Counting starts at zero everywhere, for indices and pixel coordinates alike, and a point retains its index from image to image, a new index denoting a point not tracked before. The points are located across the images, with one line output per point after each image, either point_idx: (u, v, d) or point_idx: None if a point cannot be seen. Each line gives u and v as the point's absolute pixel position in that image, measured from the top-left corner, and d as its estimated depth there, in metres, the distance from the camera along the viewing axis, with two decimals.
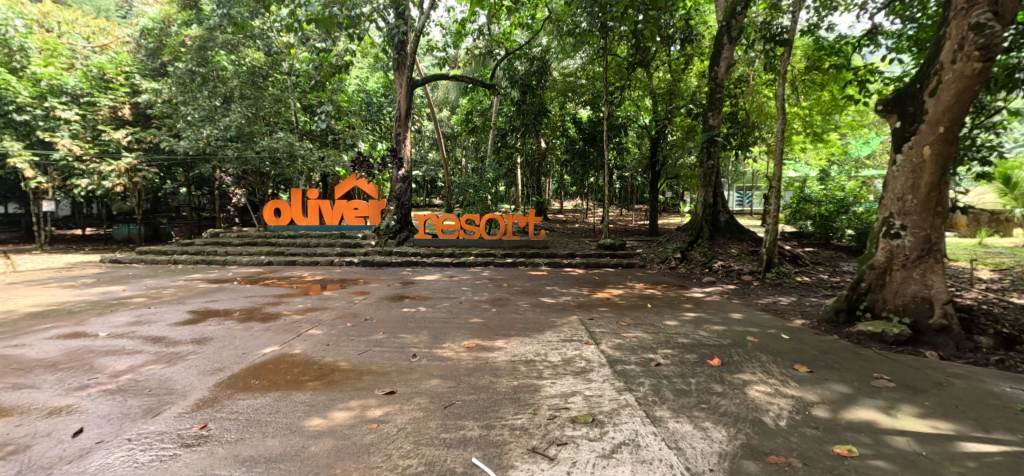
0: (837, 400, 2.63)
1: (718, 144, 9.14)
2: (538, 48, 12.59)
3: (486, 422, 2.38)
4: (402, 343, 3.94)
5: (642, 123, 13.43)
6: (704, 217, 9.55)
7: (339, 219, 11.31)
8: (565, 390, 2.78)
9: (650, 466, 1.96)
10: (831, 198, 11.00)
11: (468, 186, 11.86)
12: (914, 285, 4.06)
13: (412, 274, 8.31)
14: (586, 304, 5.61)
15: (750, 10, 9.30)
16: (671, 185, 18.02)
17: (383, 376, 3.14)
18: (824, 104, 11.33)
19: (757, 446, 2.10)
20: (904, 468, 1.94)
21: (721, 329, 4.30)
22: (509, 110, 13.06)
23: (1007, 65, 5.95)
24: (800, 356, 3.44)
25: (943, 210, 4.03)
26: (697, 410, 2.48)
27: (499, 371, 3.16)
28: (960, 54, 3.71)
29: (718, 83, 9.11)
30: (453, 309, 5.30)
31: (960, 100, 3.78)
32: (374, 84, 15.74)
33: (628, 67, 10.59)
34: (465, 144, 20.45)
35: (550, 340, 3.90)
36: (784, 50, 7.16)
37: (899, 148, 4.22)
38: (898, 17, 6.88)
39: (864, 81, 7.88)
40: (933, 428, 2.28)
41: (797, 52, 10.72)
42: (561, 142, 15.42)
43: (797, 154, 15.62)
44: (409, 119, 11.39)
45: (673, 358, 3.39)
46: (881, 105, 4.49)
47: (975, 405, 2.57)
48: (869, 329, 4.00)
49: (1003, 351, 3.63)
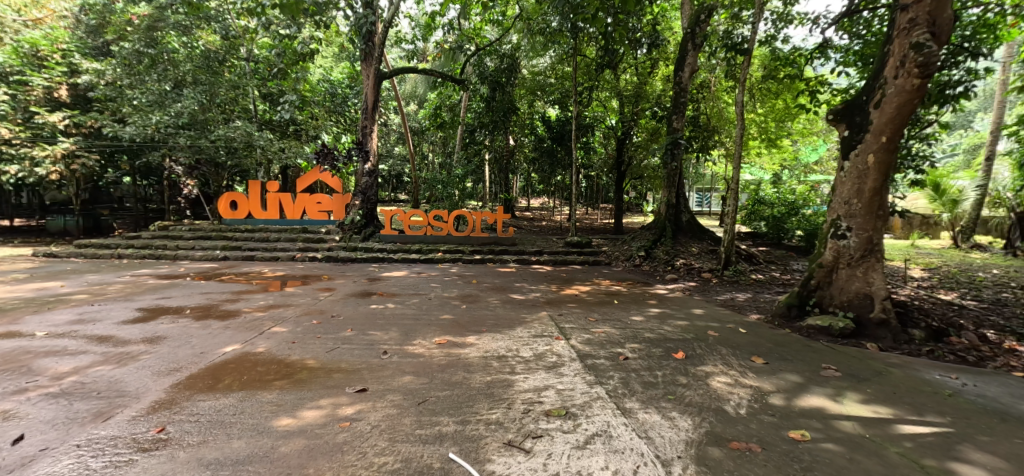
0: (790, 389, 2.81)
1: (681, 146, 9.48)
2: (508, 45, 12.62)
3: (461, 418, 2.40)
4: (372, 340, 3.89)
5: (608, 124, 13.77)
6: (667, 217, 9.90)
7: (301, 213, 11.00)
8: (538, 384, 2.84)
9: (622, 456, 2.04)
10: (783, 201, 11.65)
11: (437, 182, 11.75)
12: (857, 282, 4.38)
13: (379, 270, 8.19)
14: (555, 300, 5.71)
15: (713, 19, 9.67)
16: (635, 185, 18.52)
17: (353, 374, 3.09)
18: (778, 112, 11.94)
19: (720, 433, 2.23)
20: (850, 449, 2.10)
21: (683, 324, 4.48)
22: (479, 106, 13.14)
23: (940, 82, 6.66)
24: (757, 349, 3.65)
25: (885, 213, 4.34)
26: (664, 401, 2.59)
27: (472, 366, 3.18)
28: (902, 70, 4.01)
29: (682, 88, 9.41)
30: (422, 306, 5.26)
31: (901, 112, 4.06)
32: (338, 74, 15.35)
33: (597, 68, 10.81)
34: (433, 139, 20.25)
35: (521, 336, 3.96)
36: (744, 58, 7.45)
37: (846, 155, 4.51)
38: (847, 33, 7.40)
39: (815, 91, 8.32)
40: (874, 412, 2.49)
41: (755, 61, 11.35)
42: (529, 140, 15.54)
43: (753, 159, 16.44)
44: (377, 112, 11.06)
45: (640, 352, 3.52)
46: (830, 115, 4.77)
47: (912, 392, 2.80)
48: (818, 323, 4.29)
49: (933, 343, 3.99)
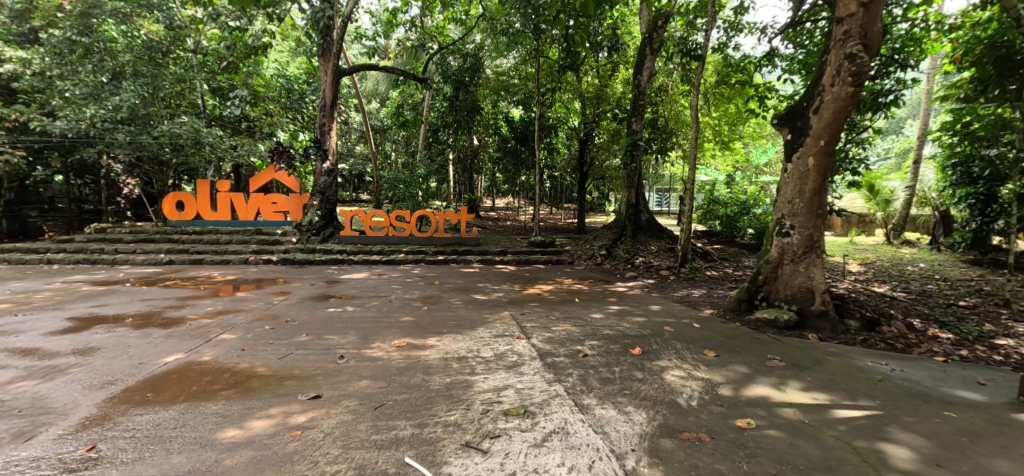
0: (739, 379, 2.94)
1: (640, 147, 9.75)
2: (471, 44, 12.57)
3: (419, 421, 2.36)
4: (328, 344, 3.77)
5: (571, 125, 13.95)
6: (627, 217, 10.15)
7: (255, 213, 10.55)
8: (497, 384, 2.83)
9: (578, 451, 2.06)
10: (736, 201, 12.20)
11: (399, 182, 11.48)
12: (800, 277, 4.65)
13: (338, 272, 7.96)
14: (518, 300, 5.73)
15: (670, 25, 9.99)
16: (597, 185, 18.88)
17: (307, 380, 2.99)
18: (730, 116, 12.45)
19: (672, 425, 2.30)
20: (791, 435, 2.21)
21: (641, 320, 4.60)
22: (442, 105, 13.24)
23: (874, 90, 7.18)
24: (710, 342, 3.80)
25: (824, 212, 4.62)
26: (621, 396, 2.65)
27: (431, 368, 3.13)
28: (838, 78, 4.27)
29: (641, 91, 9.66)
30: (382, 309, 5.15)
31: (838, 118, 4.33)
32: (295, 69, 14.81)
33: (559, 69, 10.93)
34: (395, 138, 19.89)
35: (482, 336, 3.95)
36: (698, 64, 7.74)
37: (789, 158, 4.77)
38: (791, 43, 7.83)
39: (763, 97, 8.77)
40: (814, 399, 2.65)
41: (709, 67, 11.85)
42: (493, 139, 15.52)
43: (709, 160, 17.12)
44: (336, 109, 10.72)
45: (599, 348, 3.58)
46: (775, 119, 5.02)
47: (848, 379, 3.00)
48: (765, 315, 4.53)
49: (866, 332, 4.29)
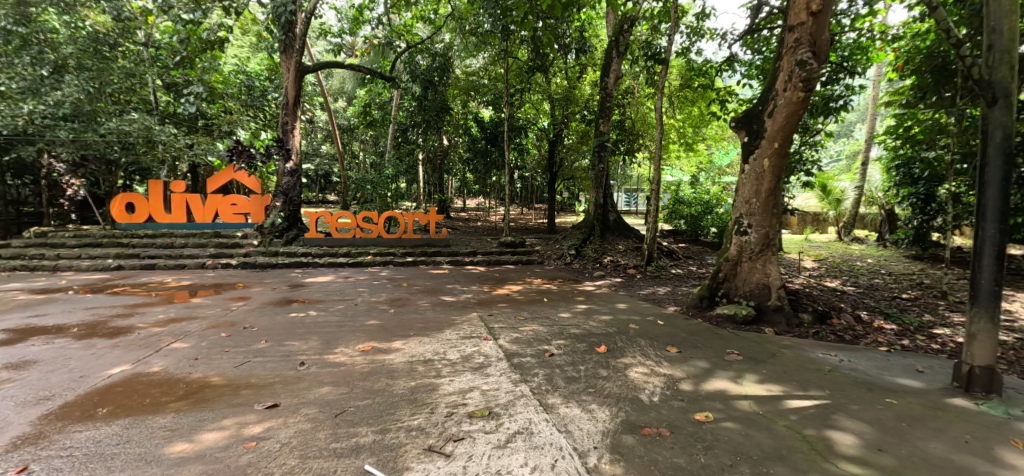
0: (698, 374, 3.03)
1: (608, 149, 9.93)
2: (440, 44, 12.46)
3: (381, 427, 2.31)
4: (288, 351, 3.64)
5: (541, 126, 14.03)
6: (595, 217, 10.30)
7: (213, 216, 10.07)
8: (463, 386, 2.81)
9: (541, 451, 2.07)
10: (699, 200, 12.58)
11: (366, 182, 11.21)
12: (757, 274, 4.83)
13: (302, 275, 7.72)
14: (486, 301, 5.72)
15: (635, 29, 10.21)
16: (567, 185, 19.07)
17: (265, 389, 2.88)
18: (694, 118, 12.84)
19: (634, 421, 2.34)
20: (746, 426, 2.29)
21: (607, 319, 4.67)
22: (411, 105, 13.03)
23: (824, 96, 7.49)
24: (672, 339, 3.89)
25: (779, 211, 4.82)
26: (585, 394, 2.68)
27: (396, 372, 3.08)
28: (790, 84, 4.45)
29: (608, 93, 9.80)
30: (347, 312, 5.03)
31: (790, 122, 4.52)
32: (255, 65, 14.27)
33: (528, 70, 10.97)
34: (363, 137, 19.49)
35: (449, 338, 3.91)
36: (663, 67, 7.93)
37: (746, 159, 4.96)
38: (749, 49, 8.14)
39: (724, 100, 9.07)
40: (768, 390, 2.75)
41: (673, 71, 12.18)
42: (463, 140, 15.42)
43: (674, 161, 17.59)
44: (299, 107, 10.38)
45: (566, 347, 3.61)
46: (733, 122, 5.21)
47: (800, 370, 3.13)
48: (725, 311, 4.70)
49: (818, 325, 4.52)
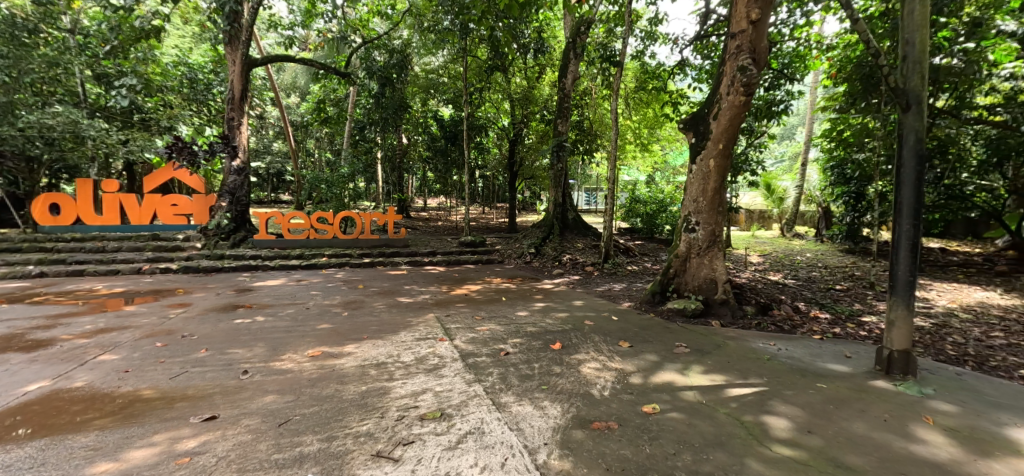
0: (648, 367, 3.12)
1: (566, 149, 10.09)
2: (398, 40, 12.22)
3: (327, 434, 2.23)
4: (231, 359, 3.45)
5: (501, 125, 14.05)
6: (555, 216, 10.41)
7: (150, 217, 9.44)
8: (415, 388, 2.76)
9: (492, 450, 2.07)
10: (654, 199, 13.01)
11: (320, 182, 10.74)
12: (705, 269, 5.03)
13: (250, 279, 7.35)
14: (444, 301, 5.66)
15: (592, 32, 10.40)
16: (528, 185, 19.20)
17: (203, 400, 2.71)
18: (649, 120, 13.26)
19: (585, 416, 2.38)
20: (690, 416, 2.39)
21: (564, 316, 4.74)
22: (367, 102, 12.71)
23: (767, 100, 7.94)
24: (625, 334, 3.99)
25: (724, 209, 5.05)
26: (538, 392, 2.70)
27: (346, 377, 2.99)
28: (733, 88, 4.66)
29: (566, 94, 9.92)
30: (298, 317, 4.83)
31: (733, 124, 4.74)
32: (198, 56, 13.43)
33: (486, 69, 10.95)
34: (317, 135, 18.81)
35: (404, 340, 3.84)
36: (618, 70, 8.14)
37: (694, 160, 5.15)
38: (699, 54, 8.48)
39: (677, 103, 9.42)
40: (711, 380, 2.88)
41: (628, 73, 12.50)
42: (422, 138, 15.20)
43: (631, 161, 18.09)
44: (246, 102, 9.85)
45: (522, 346, 3.63)
46: (681, 124, 5.39)
47: (742, 360, 3.30)
48: (675, 305, 4.89)
49: (760, 316, 4.79)
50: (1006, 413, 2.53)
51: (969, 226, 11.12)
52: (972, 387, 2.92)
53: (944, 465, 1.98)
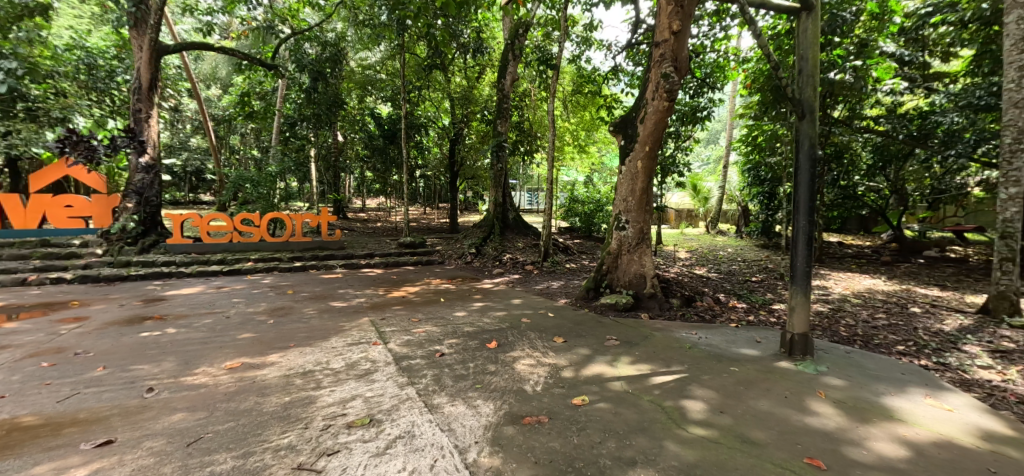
0: (579, 361, 3.23)
1: (505, 149, 10.19)
2: (331, 32, 11.67)
3: (243, 450, 2.09)
4: (135, 376, 3.12)
5: (441, 125, 13.88)
6: (495, 216, 10.46)
7: (38, 222, 8.44)
8: (344, 396, 2.66)
9: (421, 453, 2.03)
10: (592, 199, 13.43)
11: (245, 180, 9.97)
12: (635, 265, 5.29)
13: (161, 288, 6.69)
14: (380, 304, 5.49)
15: (530, 35, 10.54)
16: (470, 185, 19.11)
17: (98, 424, 2.43)
18: (586, 122, 13.69)
19: (516, 412, 2.42)
20: (616, 405, 2.50)
21: (502, 314, 4.77)
22: (298, 96, 12.04)
23: (692, 106, 8.53)
24: (561, 329, 4.09)
25: (651, 208, 5.34)
26: (472, 391, 2.70)
27: (268, 388, 2.81)
28: (657, 93, 4.91)
29: (505, 95, 10.00)
30: (217, 326, 4.47)
31: (658, 128, 5.00)
32: (98, 40, 12.06)
33: (425, 67, 10.75)
34: (243, 130, 17.54)
35: (335, 346, 3.68)
36: (555, 73, 8.32)
37: (623, 161, 5.38)
38: (631, 61, 8.88)
39: (611, 107, 9.80)
40: (638, 370, 3.03)
41: (565, 76, 12.81)
42: (358, 136, 14.64)
43: (570, 162, 18.57)
44: (156, 93, 8.96)
45: (457, 346, 3.61)
46: (612, 126, 5.61)
47: (667, 349, 3.50)
48: (608, 300, 5.10)
49: (685, 307, 5.12)
50: (883, 384, 2.89)
51: (861, 222, 12.56)
52: (857, 363, 3.31)
53: (832, 433, 2.23)
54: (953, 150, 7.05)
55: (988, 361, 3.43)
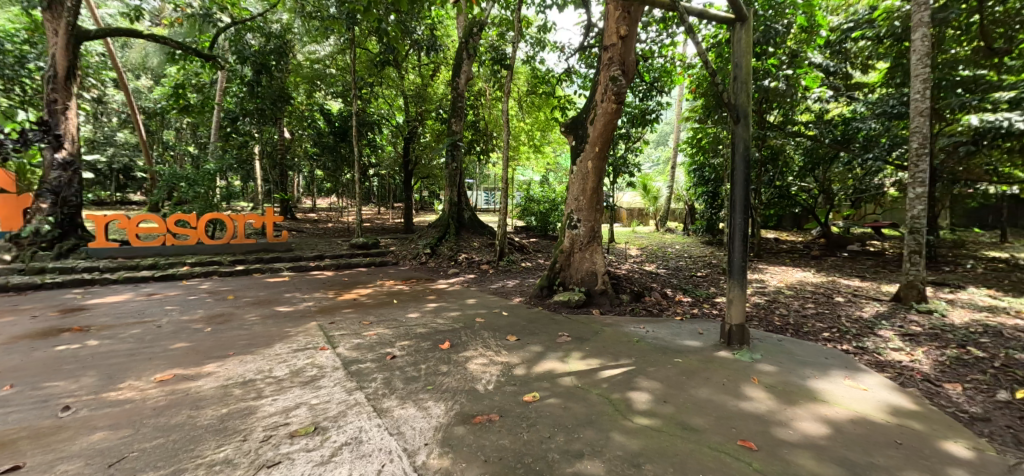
0: (531, 358, 3.26)
1: (460, 148, 10.10)
2: (276, 24, 11.10)
3: (173, 468, 1.96)
4: (48, 395, 2.84)
5: (395, 122, 13.56)
6: (450, 215, 10.36)
7: None
8: (287, 404, 2.54)
9: (368, 459, 1.99)
10: (547, 198, 13.61)
11: (179, 179, 9.25)
12: (587, 262, 5.42)
13: (82, 296, 6.12)
14: (330, 307, 5.30)
15: (485, 34, 10.51)
16: (425, 184, 18.83)
17: (1, 449, 2.19)
18: (541, 123, 13.83)
19: (468, 411, 2.41)
20: (565, 400, 2.55)
21: (456, 314, 4.73)
22: (240, 90, 11.37)
23: (642, 109, 8.86)
24: (514, 328, 4.12)
25: (602, 207, 5.48)
26: (423, 393, 2.67)
27: (203, 400, 2.64)
28: (606, 95, 5.04)
29: (459, 93, 9.91)
30: (146, 337, 4.14)
31: (608, 129, 5.14)
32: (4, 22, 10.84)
33: (377, 63, 10.46)
34: (178, 124, 16.35)
35: (279, 353, 3.51)
36: (510, 73, 8.35)
37: (574, 161, 5.49)
38: (584, 63, 9.06)
39: (565, 108, 9.95)
40: (588, 365, 3.11)
41: (520, 76, 12.89)
42: (306, 133, 14.03)
43: (526, 162, 18.72)
44: (73, 82, 8.15)
45: (409, 348, 3.55)
46: (564, 126, 5.71)
47: (616, 343, 3.61)
48: (561, 298, 5.19)
49: (634, 302, 5.30)
50: (809, 368, 3.13)
51: (794, 220, 13.51)
52: (788, 350, 3.56)
53: (764, 416, 2.39)
54: (870, 153, 7.85)
55: (899, 344, 3.79)
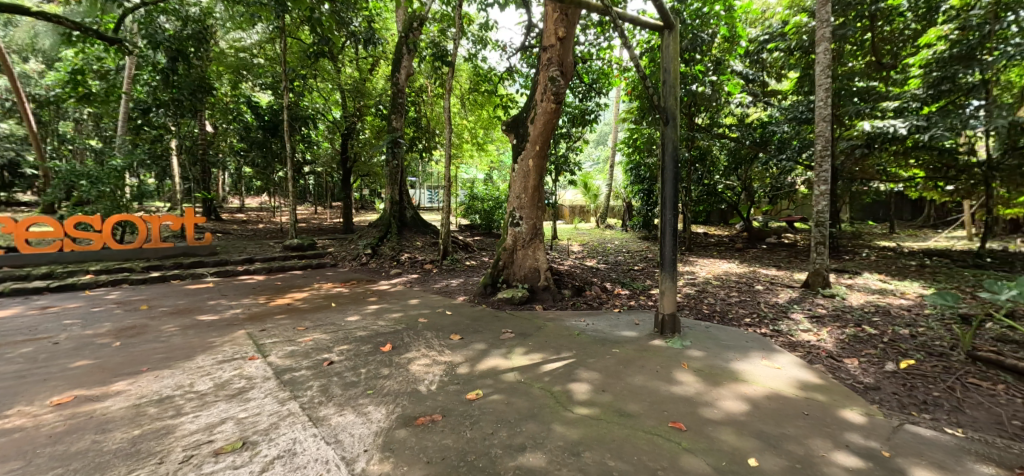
0: (475, 356, 3.27)
1: (401, 145, 9.62)
2: (194, 7, 10.19)
3: None
4: None
5: (330, 118, 12.96)
6: (392, 214, 10.09)
7: None
8: (211, 420, 2.37)
9: (302, 472, 1.90)
10: (491, 196, 13.63)
11: (78, 176, 8.23)
12: (529, 259, 5.50)
13: None
14: (260, 314, 4.98)
15: (426, 29, 10.32)
16: (365, 182, 18.18)
17: None
18: (484, 121, 13.80)
19: (409, 413, 2.37)
20: (508, 396, 2.58)
21: (397, 316, 4.62)
22: (152, 79, 10.34)
23: (581, 110, 9.14)
24: (458, 327, 4.10)
25: (543, 205, 5.59)
26: (362, 397, 2.59)
27: (112, 422, 2.40)
28: (545, 94, 5.12)
29: (400, 89, 9.64)
30: (40, 355, 3.68)
31: (547, 128, 5.23)
32: None
33: (311, 55, 9.92)
34: (77, 115, 14.59)
35: (201, 365, 3.25)
36: (452, 70, 8.24)
37: (515, 159, 5.54)
38: (526, 63, 9.15)
39: (507, 107, 10.00)
40: (530, 359, 3.16)
41: (462, 73, 12.80)
42: (232, 128, 13.05)
43: (469, 160, 18.62)
44: None
45: (348, 352, 3.43)
46: (505, 125, 5.73)
47: (558, 337, 3.71)
48: (505, 295, 5.24)
49: (575, 296, 5.46)
50: (731, 351, 3.39)
51: (721, 215, 14.54)
52: (714, 336, 3.82)
53: (691, 398, 2.56)
54: (784, 154, 8.60)
55: (807, 325, 4.20)
